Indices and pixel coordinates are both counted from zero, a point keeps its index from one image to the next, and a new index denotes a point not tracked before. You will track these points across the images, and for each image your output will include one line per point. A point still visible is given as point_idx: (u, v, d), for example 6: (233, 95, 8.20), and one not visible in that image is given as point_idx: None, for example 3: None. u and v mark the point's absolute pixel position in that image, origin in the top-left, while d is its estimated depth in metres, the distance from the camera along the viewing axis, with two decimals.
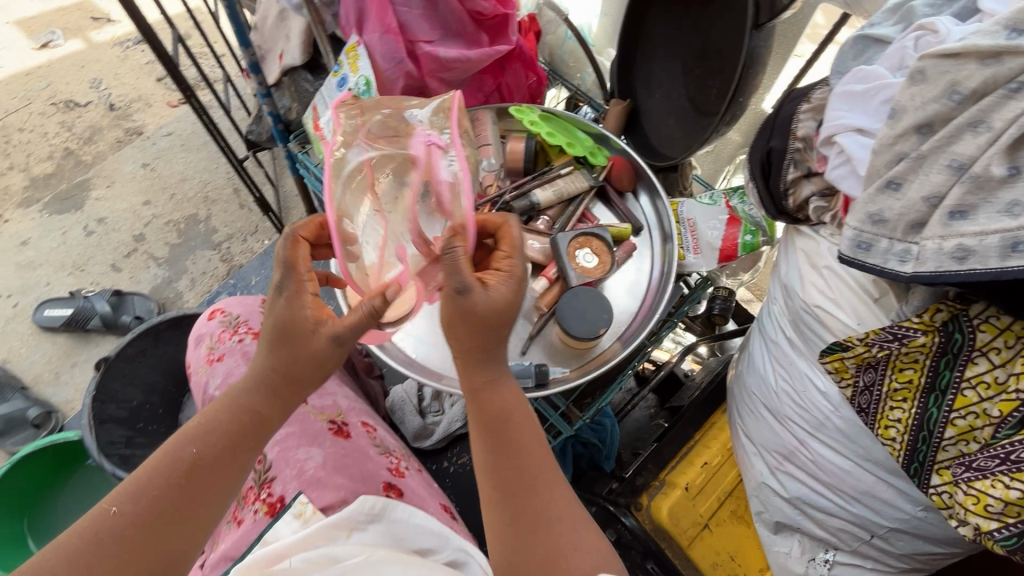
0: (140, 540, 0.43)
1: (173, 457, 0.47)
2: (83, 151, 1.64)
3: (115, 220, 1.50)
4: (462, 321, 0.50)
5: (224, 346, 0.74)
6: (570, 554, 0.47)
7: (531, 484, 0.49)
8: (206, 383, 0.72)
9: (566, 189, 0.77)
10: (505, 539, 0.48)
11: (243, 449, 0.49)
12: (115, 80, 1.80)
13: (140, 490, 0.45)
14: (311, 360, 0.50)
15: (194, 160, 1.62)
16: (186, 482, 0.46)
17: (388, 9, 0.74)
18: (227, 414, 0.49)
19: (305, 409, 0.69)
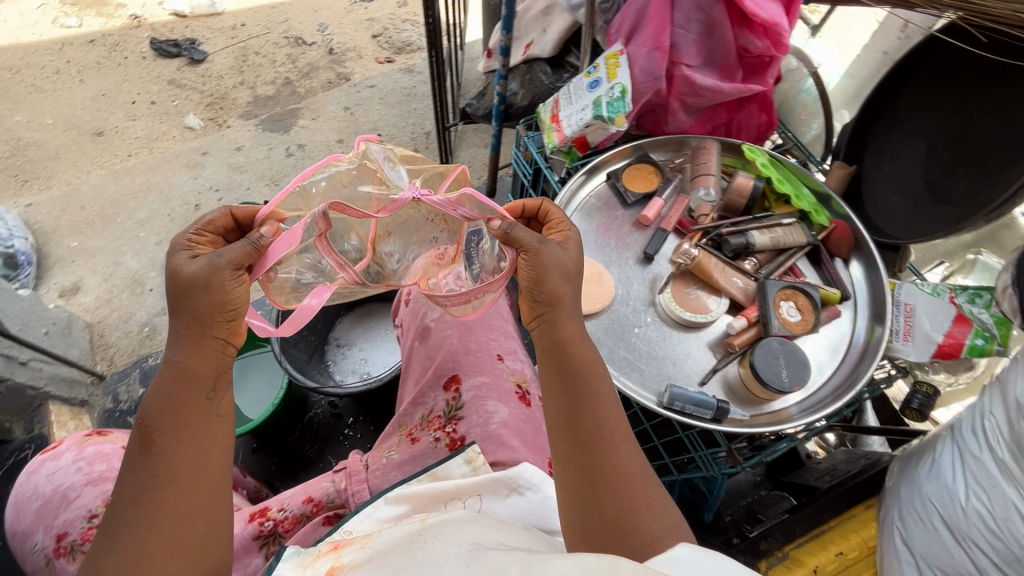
0: (138, 522, 0.46)
1: (132, 439, 0.48)
2: (299, 83, 1.85)
3: (313, 148, 1.69)
4: (554, 275, 0.56)
5: None
6: (637, 512, 0.51)
7: (609, 452, 0.53)
8: (423, 313, 0.78)
9: (783, 239, 0.77)
10: (578, 496, 0.52)
11: (192, 397, 0.49)
12: (338, 28, 2.01)
13: (120, 482, 0.47)
14: (203, 299, 0.49)
15: (387, 114, 1.77)
16: (153, 457, 0.47)
17: (666, 29, 0.77)
18: (160, 383, 0.50)
19: (500, 365, 0.73)
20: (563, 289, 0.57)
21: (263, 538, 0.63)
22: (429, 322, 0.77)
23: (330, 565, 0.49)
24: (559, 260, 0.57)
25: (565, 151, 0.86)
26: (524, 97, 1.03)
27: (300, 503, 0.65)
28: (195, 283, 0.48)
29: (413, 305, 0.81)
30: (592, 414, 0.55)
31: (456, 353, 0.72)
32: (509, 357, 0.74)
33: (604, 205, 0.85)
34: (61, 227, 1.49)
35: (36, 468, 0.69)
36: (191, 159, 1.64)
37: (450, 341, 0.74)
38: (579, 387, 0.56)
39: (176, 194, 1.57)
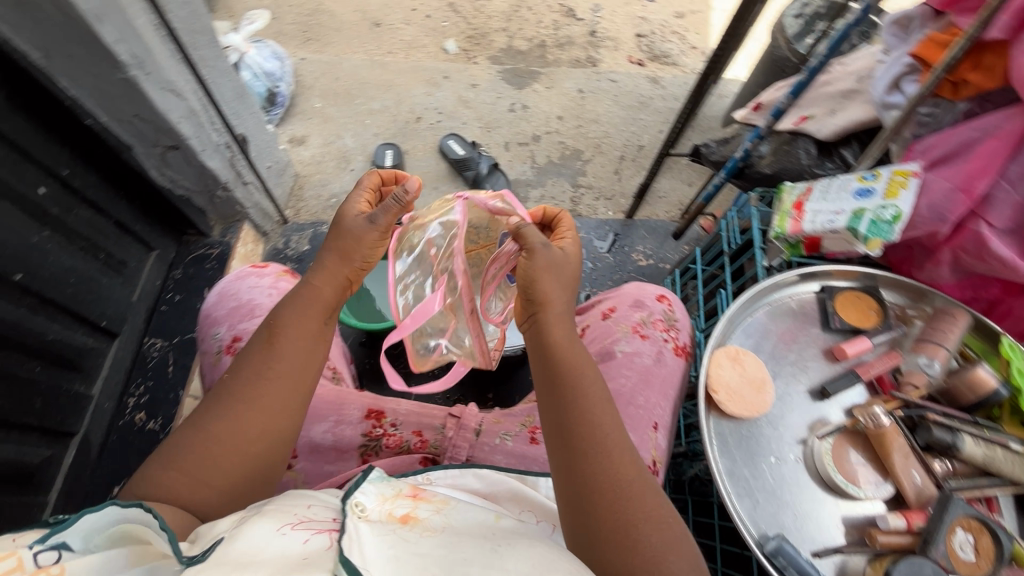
0: (242, 398, 0.57)
1: (259, 334, 0.60)
2: (552, 51, 1.90)
3: (532, 113, 1.74)
4: (551, 276, 0.64)
5: (652, 331, 0.73)
6: (639, 527, 0.52)
7: (609, 466, 0.55)
8: (613, 340, 0.72)
9: (998, 463, 0.64)
10: (575, 504, 0.54)
11: (292, 334, 0.60)
12: (609, 15, 2.03)
13: (243, 363, 0.59)
14: (354, 248, 0.63)
15: (613, 113, 1.76)
16: (269, 351, 0.59)
17: (986, 177, 0.66)
18: (295, 294, 0.63)
19: (651, 435, 0.66)
20: (553, 284, 0.64)
21: (368, 441, 0.66)
22: (616, 351, 0.71)
23: (406, 511, 0.50)
24: (552, 261, 0.63)
25: (790, 243, 0.78)
26: (768, 165, 0.95)
27: (410, 431, 0.67)
28: (364, 240, 0.63)
29: (609, 323, 0.74)
30: (583, 426, 0.57)
31: (621, 395, 0.67)
32: (659, 433, 0.67)
33: (801, 315, 0.77)
34: (315, 87, 1.71)
35: (243, 276, 0.81)
36: (432, 78, 1.78)
37: (624, 384, 0.68)
38: (569, 393, 0.59)
39: (408, 102, 1.72)
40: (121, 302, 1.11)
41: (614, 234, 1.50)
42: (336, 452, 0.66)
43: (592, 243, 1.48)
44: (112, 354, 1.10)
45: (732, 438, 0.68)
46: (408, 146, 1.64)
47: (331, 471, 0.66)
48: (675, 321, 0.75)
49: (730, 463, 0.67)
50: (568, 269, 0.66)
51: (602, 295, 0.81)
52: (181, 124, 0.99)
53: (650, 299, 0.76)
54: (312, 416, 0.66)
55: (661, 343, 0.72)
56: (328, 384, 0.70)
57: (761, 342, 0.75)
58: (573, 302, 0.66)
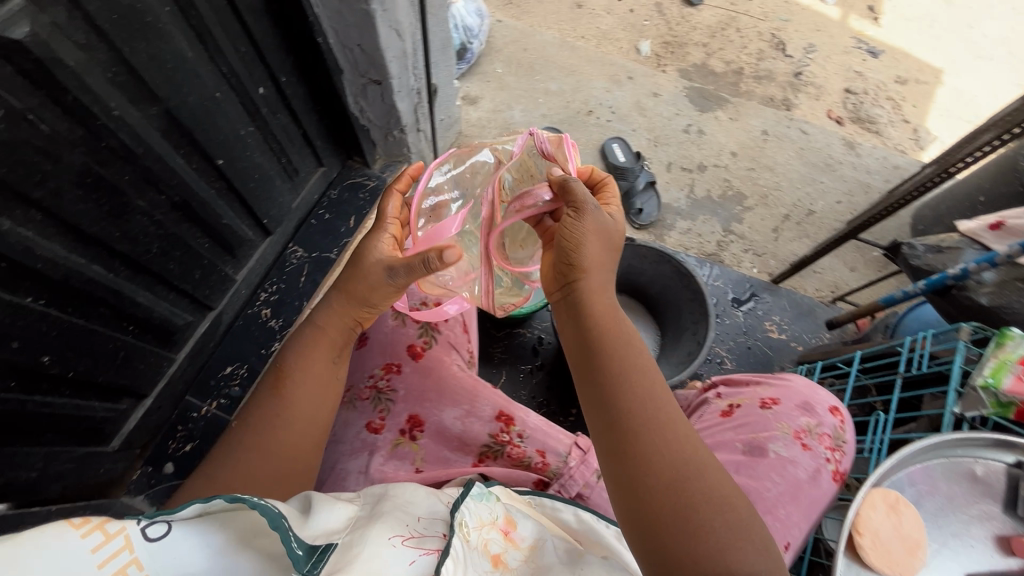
0: (257, 436, 0.61)
1: (267, 383, 0.64)
2: (747, 80, 1.77)
3: (706, 141, 1.64)
4: (596, 239, 0.61)
5: (814, 443, 0.67)
6: (703, 514, 0.50)
7: (674, 467, 0.52)
8: (771, 437, 0.67)
9: None
10: (633, 493, 0.52)
11: (301, 373, 0.63)
12: (822, 59, 1.84)
13: (253, 406, 0.63)
14: (364, 288, 0.64)
15: (792, 167, 1.62)
16: (278, 396, 0.62)
17: None
18: (298, 336, 0.66)
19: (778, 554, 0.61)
20: (597, 245, 0.61)
21: (494, 442, 0.67)
22: (772, 451, 0.66)
23: (497, 550, 0.53)
24: (599, 223, 0.61)
25: (998, 401, 0.66)
26: (990, 298, 0.83)
27: (534, 449, 0.67)
28: (381, 291, 0.64)
29: (770, 416, 0.69)
30: (635, 414, 0.55)
31: (760, 498, 0.63)
32: (787, 554, 0.62)
33: (983, 488, 0.66)
34: (502, 52, 1.71)
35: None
36: (616, 74, 1.72)
37: (769, 489, 0.64)
38: (613, 375, 0.57)
39: (584, 92, 1.68)
40: (283, 207, 1.19)
41: (752, 294, 1.40)
42: (460, 441, 0.68)
43: (725, 295, 1.39)
44: (260, 249, 1.18)
45: None
46: (571, 136, 1.61)
47: (448, 457, 0.68)
48: (843, 443, 0.68)
49: None
50: (614, 233, 0.63)
51: (765, 380, 0.76)
52: (392, 63, 1.02)
53: (823, 409, 0.70)
54: (448, 399, 0.69)
55: (820, 462, 0.66)
56: (467, 372, 0.73)
57: (925, 498, 0.66)
58: (610, 271, 0.63)
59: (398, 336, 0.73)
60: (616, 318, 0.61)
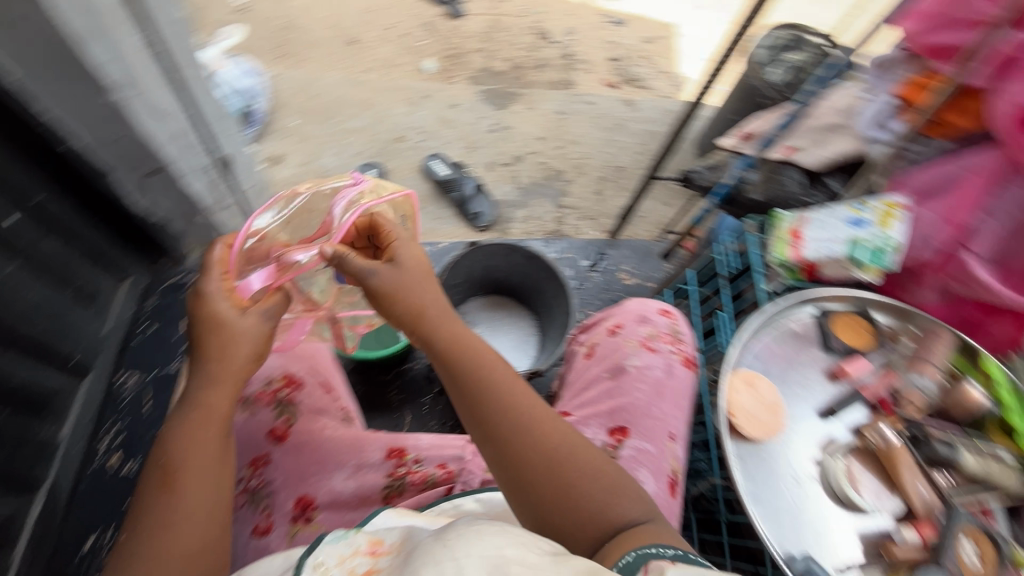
0: (147, 552, 0.49)
1: (152, 474, 0.53)
2: (529, 72, 1.93)
3: (513, 134, 1.76)
4: (414, 281, 0.63)
5: (660, 346, 0.74)
6: (587, 490, 0.54)
7: (549, 456, 0.55)
8: (625, 354, 0.73)
9: (996, 476, 0.68)
10: (526, 490, 0.54)
11: (194, 446, 0.53)
12: (582, 38, 2.08)
13: (136, 516, 0.51)
14: (230, 338, 0.56)
15: (592, 135, 1.81)
16: (167, 496, 0.51)
17: (967, 208, 0.77)
18: (175, 419, 0.55)
19: (669, 445, 0.67)
20: (417, 291, 0.63)
21: (391, 481, 0.66)
22: (629, 365, 0.71)
23: (366, 570, 0.46)
24: (404, 266, 0.63)
25: (790, 269, 0.82)
26: (759, 191, 0.98)
27: (434, 465, 0.68)
28: (239, 344, 0.57)
29: (618, 339, 0.75)
30: (508, 420, 0.57)
31: (638, 409, 0.68)
32: (676, 443, 0.69)
33: (803, 337, 0.81)
34: (290, 104, 1.66)
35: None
36: (412, 97, 1.77)
37: (639, 397, 0.69)
38: (480, 391, 0.58)
39: (388, 121, 1.70)
40: (91, 337, 1.03)
41: (599, 254, 1.53)
42: (359, 499, 0.65)
43: (577, 263, 1.51)
44: (81, 393, 1.01)
45: (753, 460, 0.71)
46: (389, 166, 1.62)
47: (353, 518, 0.64)
48: (680, 335, 0.77)
49: (755, 485, 0.69)
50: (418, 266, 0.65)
51: (605, 313, 0.82)
52: (166, 148, 0.94)
53: (654, 314, 0.77)
54: (331, 463, 0.65)
55: (668, 356, 0.73)
56: (343, 428, 0.69)
57: (769, 360, 0.78)
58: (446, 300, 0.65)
59: (254, 428, 0.66)
60: (463, 339, 0.62)
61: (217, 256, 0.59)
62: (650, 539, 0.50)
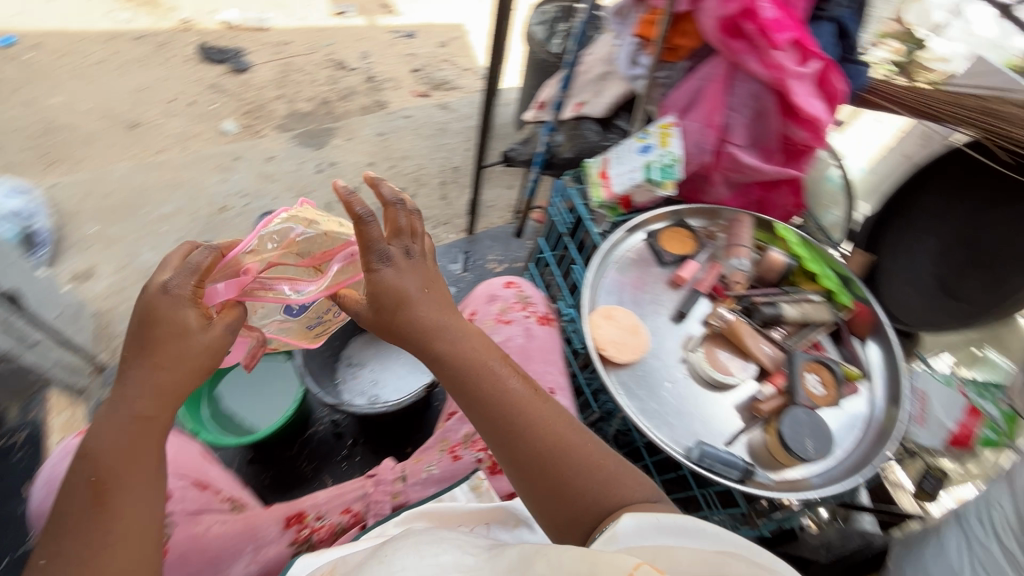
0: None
1: (78, 490, 0.49)
2: (337, 104, 1.91)
3: (343, 168, 1.73)
4: (416, 304, 0.60)
5: (513, 315, 0.78)
6: (590, 478, 0.56)
7: (548, 451, 0.57)
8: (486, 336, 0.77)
9: (811, 314, 0.82)
10: (537, 486, 0.56)
11: (131, 461, 0.50)
12: (379, 59, 2.09)
13: (60, 527, 0.48)
14: (196, 353, 0.52)
15: (419, 145, 1.83)
16: (97, 514, 0.48)
17: (719, 110, 0.83)
18: (109, 426, 0.51)
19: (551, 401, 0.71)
20: (415, 310, 0.59)
21: (297, 545, 0.64)
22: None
23: None
24: (404, 285, 0.59)
25: (610, 207, 0.92)
26: (569, 150, 1.07)
27: (338, 513, 0.68)
28: (199, 364, 0.53)
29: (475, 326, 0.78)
30: (514, 426, 0.58)
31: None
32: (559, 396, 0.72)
33: (640, 261, 0.90)
34: (83, 210, 1.49)
35: (73, 449, 0.67)
36: (222, 163, 1.67)
37: None
38: (488, 397, 0.59)
39: (203, 194, 1.58)
40: None
41: (464, 254, 1.57)
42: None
43: (446, 269, 1.53)
44: None
45: (633, 380, 0.78)
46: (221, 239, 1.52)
47: None
48: (529, 298, 0.81)
49: (641, 401, 0.76)
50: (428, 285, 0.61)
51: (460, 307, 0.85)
52: None
53: (500, 289, 0.81)
54: (225, 559, 0.62)
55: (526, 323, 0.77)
56: (231, 518, 0.66)
57: (617, 292, 0.87)
58: (457, 318, 0.63)
59: None
60: (466, 345, 0.61)
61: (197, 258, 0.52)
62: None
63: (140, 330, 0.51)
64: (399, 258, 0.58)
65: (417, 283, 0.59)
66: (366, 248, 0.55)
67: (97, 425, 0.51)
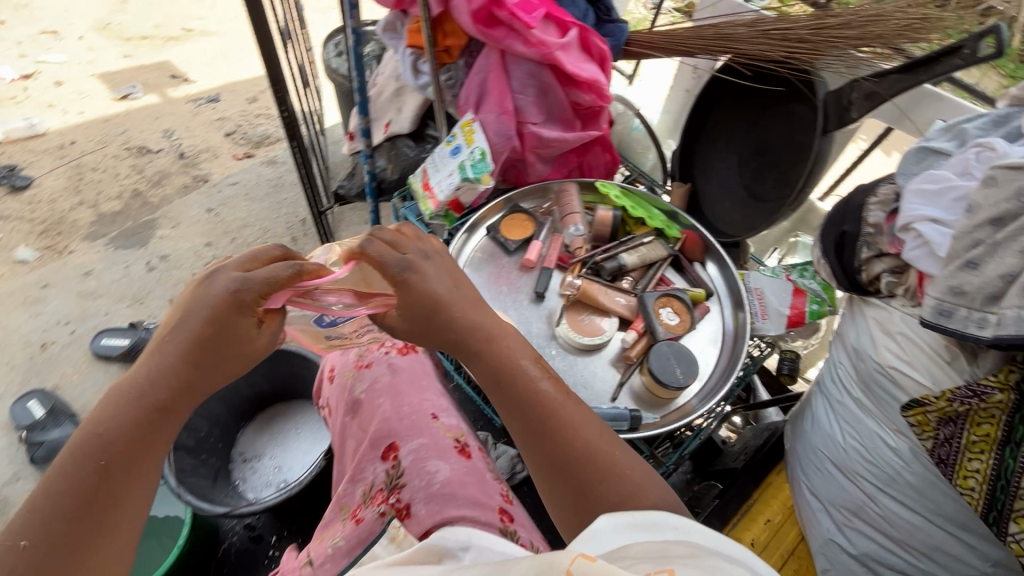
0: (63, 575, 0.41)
1: (84, 468, 0.43)
2: (151, 192, 1.74)
3: (177, 258, 1.58)
4: (441, 313, 0.56)
5: (372, 355, 0.74)
6: (610, 479, 0.49)
7: (578, 453, 0.51)
8: (350, 387, 0.72)
9: (648, 255, 0.88)
10: (555, 482, 0.50)
11: (142, 454, 0.46)
12: (186, 132, 1.94)
13: (48, 508, 0.42)
14: (243, 356, 0.49)
15: (256, 209, 1.72)
16: (96, 503, 0.43)
17: (507, 95, 0.86)
18: (127, 413, 0.46)
19: (436, 424, 0.68)
20: (452, 314, 0.56)
21: None
22: (358, 394, 0.71)
23: None
24: (433, 295, 0.55)
25: (443, 215, 0.92)
26: (393, 171, 1.06)
27: None
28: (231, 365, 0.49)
29: (338, 381, 0.74)
30: (541, 418, 0.53)
31: (390, 419, 0.67)
32: (443, 416, 0.70)
33: (489, 257, 0.91)
34: None
35: None
36: (29, 296, 1.46)
37: (384, 409, 0.69)
38: (515, 387, 0.55)
39: (13, 338, 1.37)
40: None
41: None
42: None
43: None
44: None
45: None
46: (53, 380, 1.33)
47: None
48: None
49: None
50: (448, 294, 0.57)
51: (321, 367, 0.81)
52: None
53: None
54: None
55: (387, 357, 0.73)
56: None
57: None
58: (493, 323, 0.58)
59: None
60: (507, 345, 0.57)
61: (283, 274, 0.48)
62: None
63: (189, 308, 0.48)
64: (426, 274, 0.56)
65: (446, 283, 0.57)
66: (382, 266, 0.54)
67: (121, 394, 0.47)
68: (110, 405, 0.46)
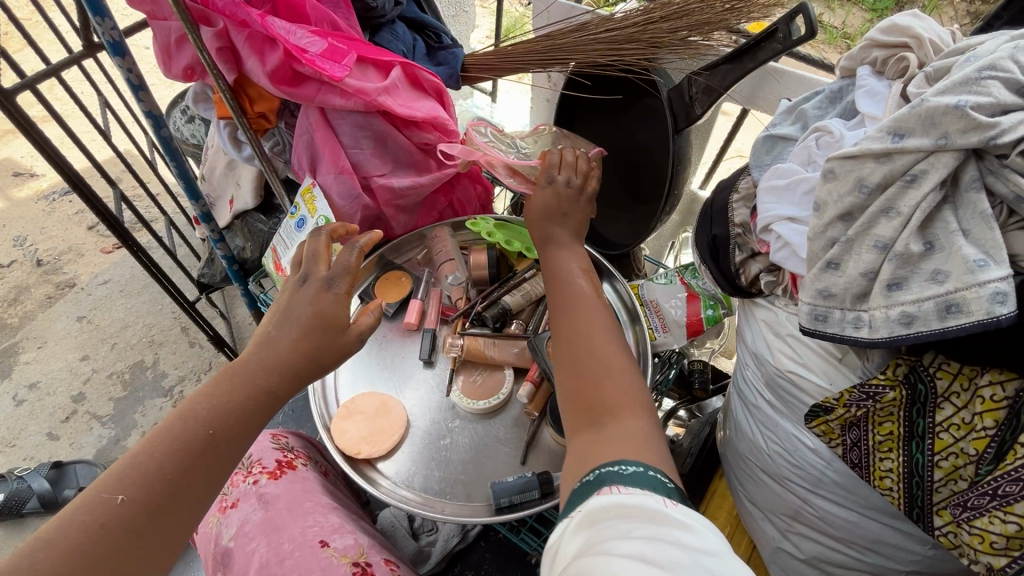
0: (142, 545, 0.42)
1: (197, 426, 0.46)
2: (7, 313, 1.53)
3: (49, 383, 1.40)
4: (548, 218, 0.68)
5: (237, 490, 0.71)
6: (609, 378, 0.53)
7: (595, 348, 0.55)
8: (219, 534, 0.69)
9: (533, 291, 0.81)
10: (569, 362, 0.56)
11: (245, 428, 0.48)
12: (40, 235, 1.70)
13: (153, 466, 0.44)
14: (337, 351, 0.54)
15: (135, 304, 1.54)
16: (197, 466, 0.45)
17: (341, 153, 0.77)
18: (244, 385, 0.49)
19: (326, 552, 0.64)
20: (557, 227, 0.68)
21: None
22: (228, 543, 0.67)
23: None
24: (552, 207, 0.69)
25: None
26: (255, 250, 0.94)
27: None
28: (329, 352, 0.53)
29: (206, 528, 0.71)
30: (579, 309, 0.59)
31: (270, 564, 0.63)
32: (334, 538, 0.66)
33: None
34: None
35: None
36: None
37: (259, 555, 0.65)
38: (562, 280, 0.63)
39: None
40: None
41: None
42: None
43: None
44: None
45: (414, 459, 0.71)
46: None
47: None
48: (250, 457, 0.73)
49: (428, 476, 0.69)
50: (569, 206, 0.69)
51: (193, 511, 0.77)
52: None
53: None
54: None
55: (253, 488, 0.70)
56: None
57: (355, 376, 0.78)
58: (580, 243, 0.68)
59: None
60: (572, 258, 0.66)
61: (348, 259, 0.56)
62: (640, 453, 0.46)
63: (301, 300, 0.54)
64: (562, 185, 0.70)
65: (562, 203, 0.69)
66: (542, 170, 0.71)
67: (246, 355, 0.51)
68: (224, 378, 0.49)
